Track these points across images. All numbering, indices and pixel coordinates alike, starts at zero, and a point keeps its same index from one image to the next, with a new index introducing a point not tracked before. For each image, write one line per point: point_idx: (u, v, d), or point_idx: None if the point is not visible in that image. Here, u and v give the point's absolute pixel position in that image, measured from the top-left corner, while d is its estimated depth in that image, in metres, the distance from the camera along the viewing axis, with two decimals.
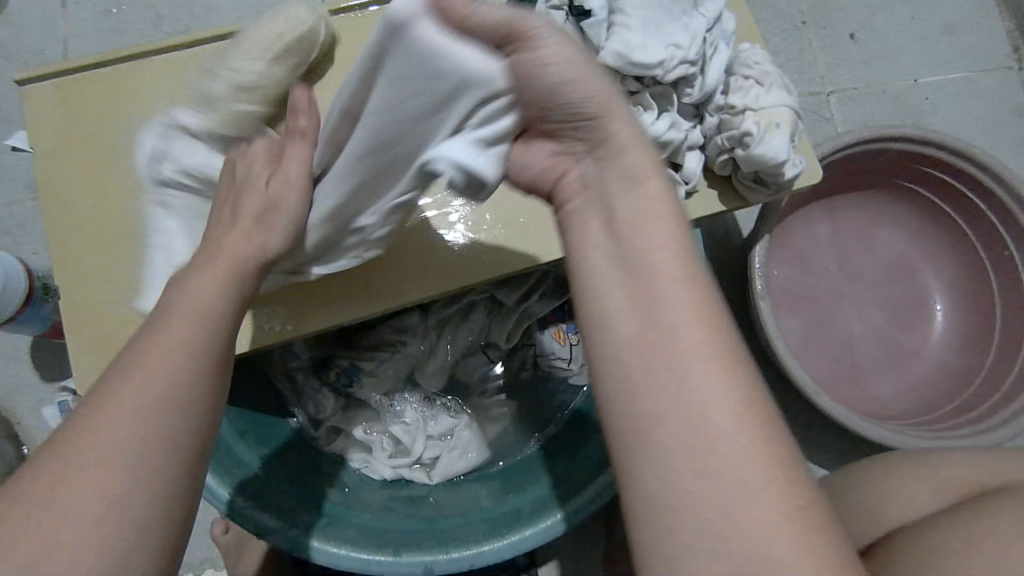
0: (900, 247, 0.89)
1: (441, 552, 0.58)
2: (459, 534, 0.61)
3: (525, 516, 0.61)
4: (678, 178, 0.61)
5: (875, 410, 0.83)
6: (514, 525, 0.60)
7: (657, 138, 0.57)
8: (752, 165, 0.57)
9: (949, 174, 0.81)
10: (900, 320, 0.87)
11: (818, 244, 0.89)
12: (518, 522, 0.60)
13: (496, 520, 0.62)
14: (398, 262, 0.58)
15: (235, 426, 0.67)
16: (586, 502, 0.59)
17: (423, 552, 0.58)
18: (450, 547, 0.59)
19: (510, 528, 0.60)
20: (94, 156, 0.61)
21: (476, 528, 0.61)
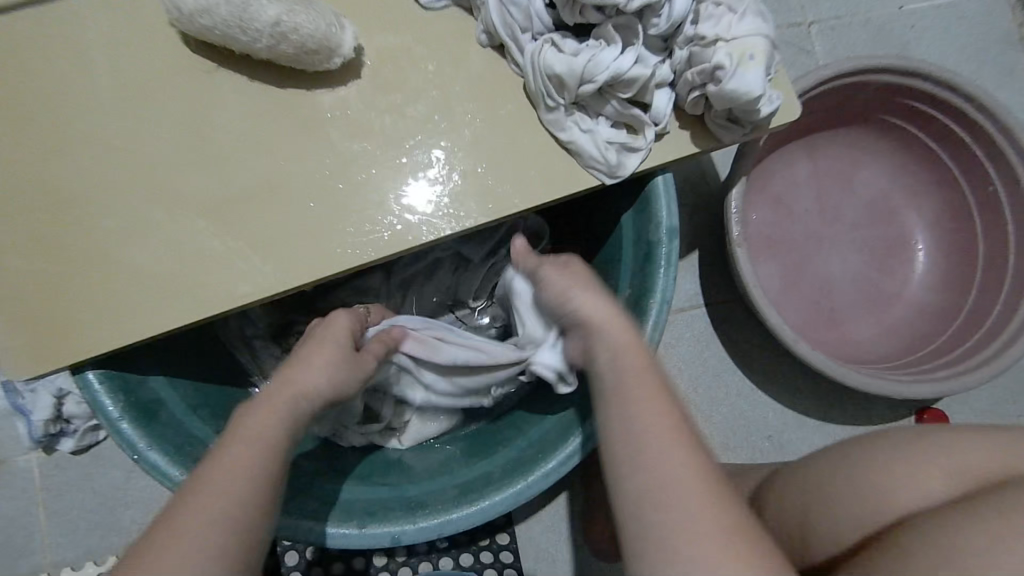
0: (881, 185, 0.86)
1: (410, 521, 0.56)
2: (427, 500, 0.59)
3: (494, 480, 0.59)
4: (646, 118, 0.56)
5: (854, 354, 0.81)
6: (484, 490, 0.58)
7: (622, 75, 0.53)
8: (726, 102, 0.53)
9: (933, 107, 0.77)
10: (880, 261, 0.85)
11: (798, 185, 0.86)
12: (488, 487, 0.58)
13: (466, 484, 0.60)
14: (353, 221, 0.56)
15: (186, 399, 0.62)
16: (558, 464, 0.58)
17: (391, 523, 0.56)
18: (419, 515, 0.57)
19: (479, 494, 0.58)
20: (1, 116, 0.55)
21: (445, 493, 0.59)
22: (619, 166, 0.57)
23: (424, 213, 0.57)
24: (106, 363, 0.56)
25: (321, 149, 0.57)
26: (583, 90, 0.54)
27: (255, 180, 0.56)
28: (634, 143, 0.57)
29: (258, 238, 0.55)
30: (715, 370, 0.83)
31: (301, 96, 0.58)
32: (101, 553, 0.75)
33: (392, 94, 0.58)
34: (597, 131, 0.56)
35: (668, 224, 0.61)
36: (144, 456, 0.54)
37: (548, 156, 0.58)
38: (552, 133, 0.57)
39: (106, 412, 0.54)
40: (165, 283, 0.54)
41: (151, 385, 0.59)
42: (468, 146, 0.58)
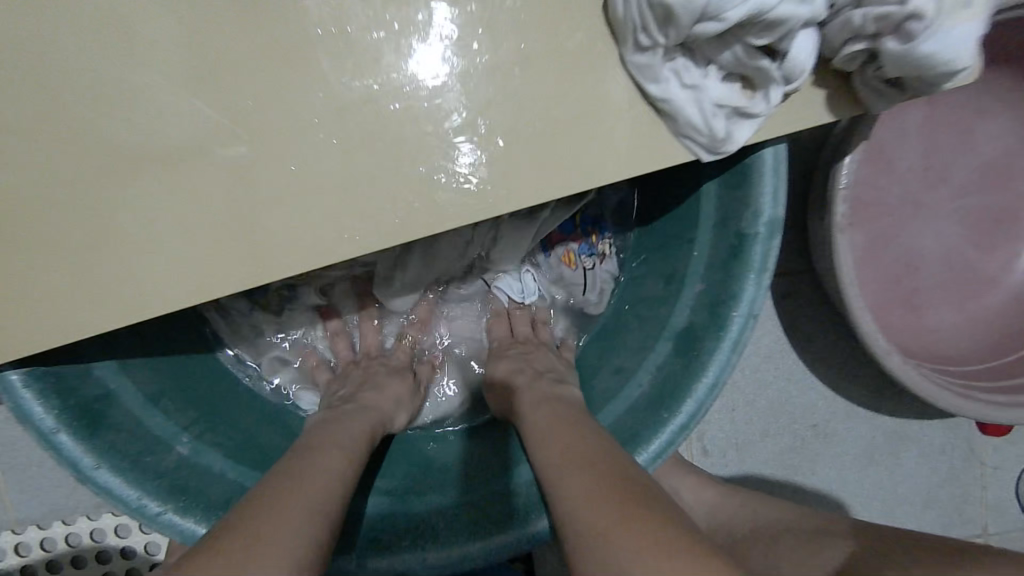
0: (1007, 144, 0.69)
1: (417, 556, 0.47)
2: (439, 526, 0.50)
3: (519, 509, 0.49)
4: (776, 74, 0.39)
5: (929, 347, 0.70)
6: (507, 521, 0.49)
7: (762, 13, 0.35)
8: (903, 68, 0.36)
9: None
10: (983, 238, 0.71)
11: (906, 137, 0.69)
12: (514, 517, 0.49)
13: (484, 507, 0.51)
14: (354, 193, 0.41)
15: (145, 389, 0.50)
16: None
17: (396, 556, 0.47)
18: (428, 547, 0.48)
19: (503, 526, 0.49)
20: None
21: (459, 517, 0.50)
22: (724, 141, 0.41)
23: (451, 188, 0.41)
24: (33, 359, 0.44)
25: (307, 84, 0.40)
26: (700, 30, 0.36)
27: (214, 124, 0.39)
28: (751, 107, 0.40)
29: (223, 211, 0.39)
30: (766, 351, 0.72)
31: None
32: (70, 512, 0.68)
33: (411, 4, 0.40)
34: (704, 88, 0.40)
35: (771, 217, 0.46)
36: (92, 477, 0.44)
37: (627, 115, 0.41)
38: (637, 83, 0.41)
39: (37, 423, 0.43)
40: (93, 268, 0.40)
41: (97, 376, 0.47)
42: (519, 95, 0.41)
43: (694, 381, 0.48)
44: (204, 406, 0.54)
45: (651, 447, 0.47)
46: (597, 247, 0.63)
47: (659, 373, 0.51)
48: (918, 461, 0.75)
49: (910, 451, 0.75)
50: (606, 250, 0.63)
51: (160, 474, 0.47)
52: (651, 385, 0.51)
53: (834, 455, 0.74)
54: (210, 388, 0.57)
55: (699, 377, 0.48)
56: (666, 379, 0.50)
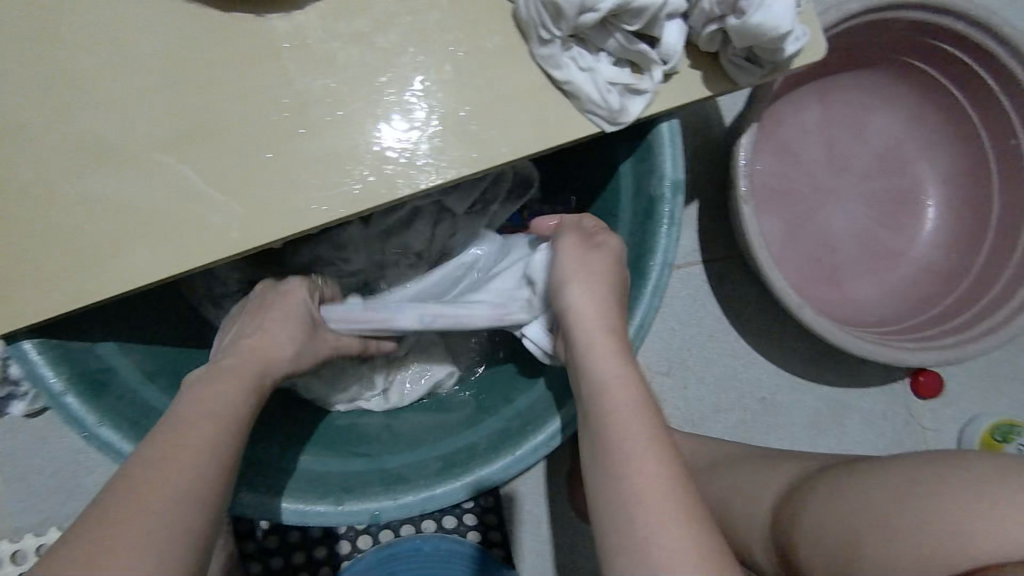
0: (896, 134, 0.79)
1: (388, 497, 0.53)
2: (406, 475, 0.55)
3: (478, 453, 0.55)
4: (654, 56, 0.49)
5: (854, 316, 0.77)
6: (468, 463, 0.54)
7: (627, 4, 0.46)
8: (746, 39, 0.46)
9: (961, 50, 0.70)
10: (889, 218, 0.80)
11: (808, 133, 0.79)
12: (473, 460, 0.55)
13: (448, 456, 0.56)
14: (319, 169, 0.49)
15: (140, 365, 0.56)
16: (546, 437, 0.54)
17: (368, 499, 0.53)
18: (399, 489, 0.53)
19: (464, 468, 0.54)
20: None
21: (425, 467, 0.55)
22: (620, 112, 0.50)
23: (400, 161, 0.50)
24: (44, 330, 0.50)
25: (276, 87, 0.49)
26: (584, 21, 0.46)
27: (204, 119, 0.49)
28: (639, 84, 0.50)
29: (215, 189, 0.48)
30: (710, 329, 0.79)
31: (253, 21, 0.50)
32: (65, 519, 0.71)
33: (360, 22, 0.50)
34: (598, 70, 0.49)
35: (673, 177, 0.55)
36: (93, 434, 0.49)
37: (539, 98, 0.50)
38: (545, 72, 0.50)
39: (46, 384, 0.49)
40: (101, 243, 0.48)
41: (98, 352, 0.53)
42: (449, 87, 0.50)
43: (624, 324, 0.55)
44: None
45: None
46: None
47: None
48: (862, 426, 0.81)
49: (854, 416, 0.81)
50: None
51: (153, 433, 0.52)
52: None
53: (783, 424, 0.80)
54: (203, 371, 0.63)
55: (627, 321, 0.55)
56: None
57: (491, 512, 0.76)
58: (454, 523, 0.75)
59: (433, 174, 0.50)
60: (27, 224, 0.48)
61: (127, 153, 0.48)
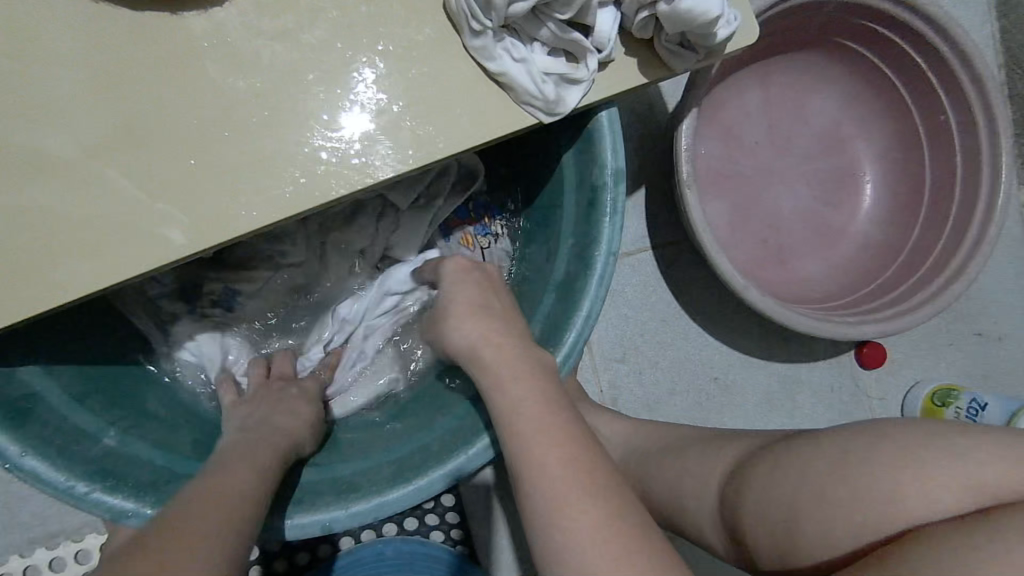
0: (832, 114, 0.81)
1: (342, 506, 0.51)
2: (360, 482, 0.54)
3: (433, 455, 0.54)
4: (588, 45, 0.48)
5: (800, 293, 0.79)
6: (424, 466, 0.53)
7: None
8: (678, 24, 0.46)
9: (890, 29, 0.71)
10: (830, 196, 0.82)
11: (748, 116, 0.80)
12: (428, 463, 0.54)
13: (403, 459, 0.55)
14: (247, 173, 0.47)
15: (69, 389, 0.53)
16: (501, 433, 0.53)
17: (321, 510, 0.51)
18: (353, 498, 0.52)
19: (419, 470, 0.53)
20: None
21: (379, 473, 0.54)
22: (557, 102, 0.49)
23: (333, 161, 0.48)
24: None
25: (194, 88, 0.47)
26: (514, 10, 0.45)
27: (119, 126, 0.46)
28: (575, 74, 0.49)
29: (133, 198, 0.46)
30: (663, 315, 0.80)
31: (166, 20, 0.47)
32: (4, 553, 0.67)
33: (282, 18, 0.48)
34: (532, 60, 0.48)
35: (615, 166, 0.54)
36: (21, 466, 0.46)
37: (475, 91, 0.49)
38: (479, 64, 0.49)
39: None
40: (10, 263, 0.44)
41: (22, 378, 0.50)
42: (380, 83, 0.48)
43: (573, 316, 0.55)
44: (131, 405, 0.57)
45: None
46: (490, 228, 0.71)
47: (547, 317, 0.58)
48: (812, 399, 0.83)
49: (805, 391, 0.83)
50: (499, 229, 0.70)
51: (87, 460, 0.49)
52: (541, 331, 0.58)
53: (737, 403, 0.81)
54: (141, 389, 0.60)
55: (576, 313, 0.55)
56: (551, 323, 0.57)
57: (455, 510, 0.76)
58: (416, 524, 0.75)
59: (368, 174, 0.48)
60: None
61: (34, 166, 0.45)
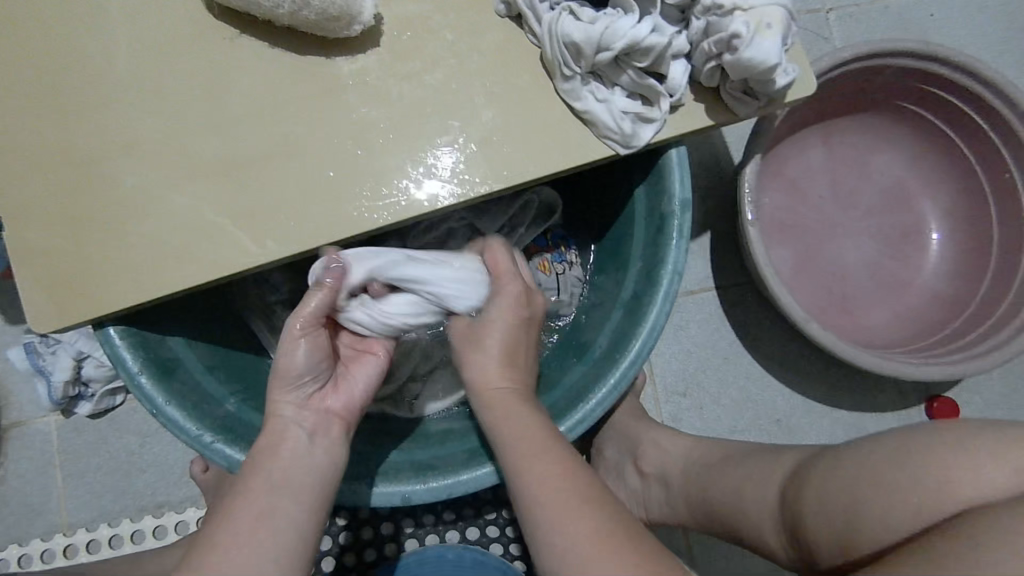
0: (896, 173, 0.85)
1: (419, 481, 0.57)
2: (437, 463, 0.59)
3: None
4: (662, 90, 0.57)
5: (864, 340, 0.81)
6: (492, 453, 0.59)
7: (638, 43, 0.54)
8: (740, 72, 0.54)
9: (949, 92, 0.77)
10: (895, 250, 0.84)
11: (812, 171, 0.85)
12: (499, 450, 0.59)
13: (474, 448, 0.61)
14: (373, 183, 0.57)
15: (203, 360, 0.63)
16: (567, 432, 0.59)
17: (400, 483, 0.57)
18: (429, 475, 0.58)
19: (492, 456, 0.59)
20: (33, 82, 0.57)
21: (455, 456, 0.60)
22: (633, 137, 0.57)
23: (440, 178, 0.57)
24: (127, 320, 0.57)
25: (336, 115, 0.58)
26: (600, 58, 0.55)
27: (277, 143, 0.57)
28: (649, 114, 0.57)
29: (282, 199, 0.56)
30: (724, 353, 0.83)
31: (320, 62, 0.58)
32: (115, 516, 0.76)
33: (409, 62, 0.59)
34: (613, 101, 0.57)
35: (682, 197, 0.61)
36: (162, 412, 0.56)
37: (561, 125, 0.58)
38: (566, 103, 0.58)
39: (127, 365, 0.56)
40: (182, 245, 0.55)
41: (170, 344, 0.60)
42: (482, 117, 0.58)
43: (640, 327, 0.60)
44: (246, 382, 0.66)
45: (610, 381, 0.60)
46: (565, 256, 0.77)
47: (616, 330, 0.63)
48: None
49: None
50: (573, 258, 0.77)
51: (212, 416, 0.58)
52: (608, 343, 0.63)
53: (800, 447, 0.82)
54: (252, 373, 0.68)
55: (642, 325, 0.60)
56: (619, 335, 0.62)
57: (513, 525, 0.79)
58: (477, 534, 0.79)
59: (470, 188, 0.57)
60: (118, 227, 0.56)
61: (210, 171, 0.57)
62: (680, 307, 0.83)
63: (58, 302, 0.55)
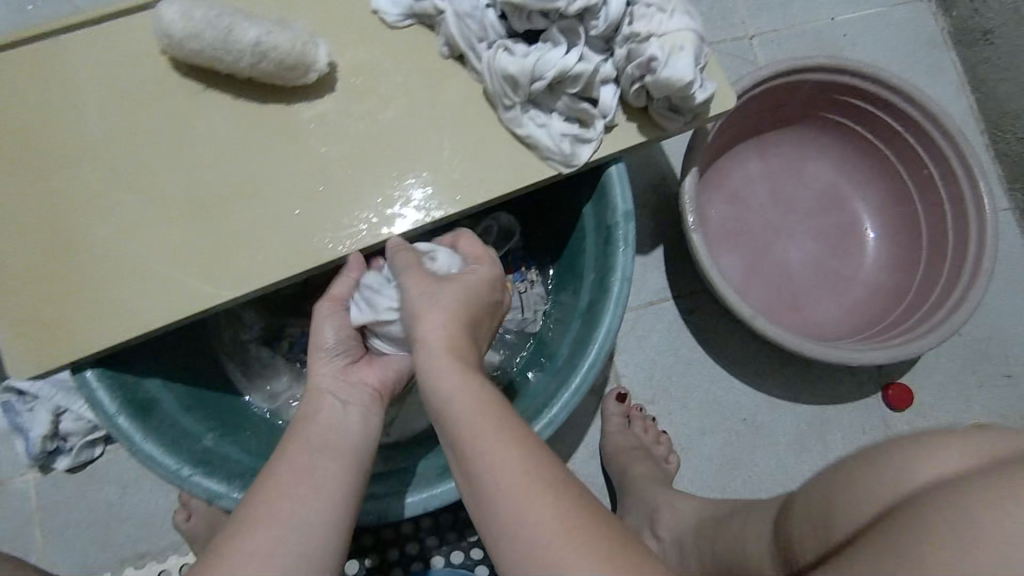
0: (829, 178, 0.92)
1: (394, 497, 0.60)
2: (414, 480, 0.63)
3: None
4: (595, 112, 0.62)
5: (817, 334, 0.85)
6: None
7: (567, 71, 0.59)
8: (663, 90, 0.59)
9: (864, 101, 0.84)
10: (836, 248, 0.90)
11: (751, 182, 0.91)
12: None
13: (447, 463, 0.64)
14: (338, 217, 0.61)
15: (180, 399, 0.65)
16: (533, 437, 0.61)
17: (375, 501, 0.60)
18: (403, 490, 0.61)
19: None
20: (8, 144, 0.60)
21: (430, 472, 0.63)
22: (573, 156, 0.62)
23: (398, 206, 0.62)
24: (103, 363, 0.60)
25: (297, 156, 0.62)
26: (535, 87, 0.60)
27: (244, 186, 0.61)
28: (586, 134, 0.63)
29: (250, 236, 0.60)
30: (687, 358, 0.86)
31: (281, 108, 0.63)
32: (97, 570, 0.76)
33: (362, 105, 0.63)
34: (551, 125, 0.62)
35: (624, 208, 0.66)
36: (141, 450, 0.57)
37: (508, 151, 0.63)
38: (510, 131, 0.63)
39: (105, 407, 0.58)
40: (154, 286, 0.59)
41: (147, 386, 0.62)
42: (435, 148, 0.63)
43: (596, 332, 0.64)
44: (223, 419, 0.68)
45: (574, 385, 0.63)
46: (526, 275, 0.82)
47: (576, 339, 0.67)
48: (845, 441, 0.85)
49: (835, 431, 0.86)
50: (533, 277, 0.81)
51: (191, 450, 0.60)
52: (570, 350, 0.67)
53: (769, 443, 0.85)
54: (228, 407, 0.70)
55: (599, 329, 0.64)
56: (579, 342, 0.66)
57: None
58: (462, 557, 0.78)
59: (430, 212, 0.62)
60: (93, 276, 0.58)
61: (182, 216, 0.60)
62: (641, 319, 0.87)
63: (36, 351, 0.57)
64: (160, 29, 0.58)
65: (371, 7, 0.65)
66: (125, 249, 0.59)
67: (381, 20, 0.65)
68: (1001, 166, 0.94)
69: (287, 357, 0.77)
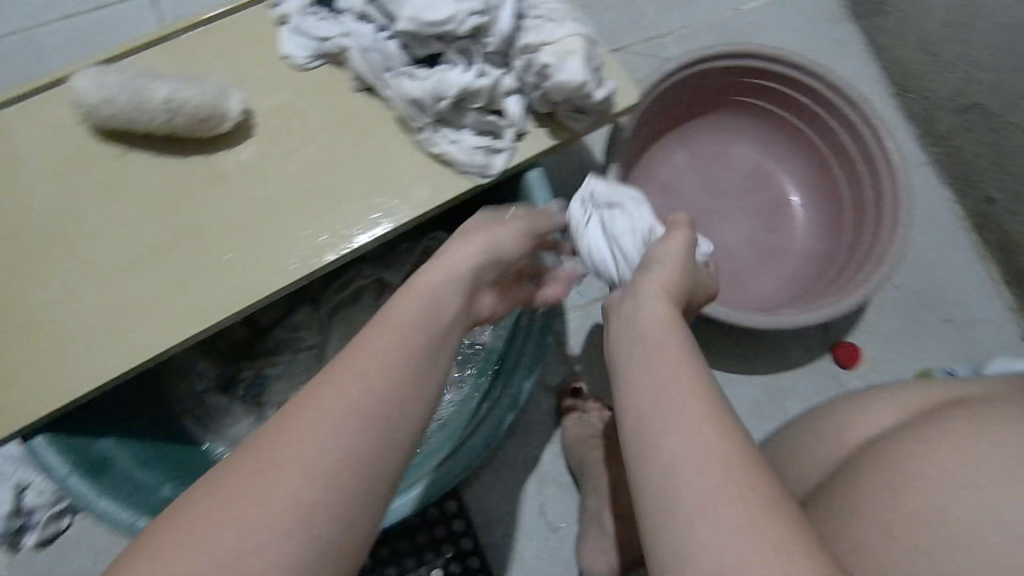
0: (752, 157, 0.96)
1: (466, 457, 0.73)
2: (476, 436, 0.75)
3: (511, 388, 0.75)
4: (504, 123, 0.65)
5: (760, 306, 0.88)
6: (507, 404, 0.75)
7: (468, 88, 0.62)
8: (562, 94, 0.63)
9: (771, 80, 0.89)
10: (768, 223, 0.94)
11: (680, 171, 0.95)
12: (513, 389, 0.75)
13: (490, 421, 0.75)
14: (268, 254, 0.63)
15: (134, 454, 0.66)
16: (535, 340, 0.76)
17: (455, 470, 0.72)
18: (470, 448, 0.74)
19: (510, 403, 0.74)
20: None
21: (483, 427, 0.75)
22: (488, 167, 0.65)
23: (327, 239, 0.64)
24: (53, 428, 0.62)
25: (221, 203, 0.64)
26: (440, 106, 0.63)
27: (174, 238, 0.63)
28: (498, 145, 0.66)
29: (184, 284, 0.62)
30: None
31: (202, 160, 0.65)
32: None
33: (282, 146, 0.66)
34: (463, 141, 0.65)
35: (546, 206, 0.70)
36: (96, 506, 0.59)
37: (424, 171, 0.66)
38: (426, 151, 0.66)
39: (56, 469, 0.60)
40: (93, 347, 0.60)
41: (99, 446, 0.64)
42: (356, 176, 0.66)
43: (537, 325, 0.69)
44: (179, 470, 0.68)
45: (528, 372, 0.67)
46: None
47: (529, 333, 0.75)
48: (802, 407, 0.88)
49: (792, 398, 0.88)
50: None
51: (144, 501, 0.61)
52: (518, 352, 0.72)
53: None
54: (184, 457, 0.71)
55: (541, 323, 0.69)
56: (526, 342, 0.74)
57: (475, 555, 0.79)
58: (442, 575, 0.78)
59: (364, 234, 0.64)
60: (30, 345, 0.60)
61: (116, 274, 0.62)
62: (591, 315, 0.89)
63: None
64: (80, 103, 0.61)
65: (281, 53, 0.68)
66: (62, 314, 0.60)
67: (292, 63, 0.68)
68: (913, 124, 0.98)
69: (242, 401, 0.77)
